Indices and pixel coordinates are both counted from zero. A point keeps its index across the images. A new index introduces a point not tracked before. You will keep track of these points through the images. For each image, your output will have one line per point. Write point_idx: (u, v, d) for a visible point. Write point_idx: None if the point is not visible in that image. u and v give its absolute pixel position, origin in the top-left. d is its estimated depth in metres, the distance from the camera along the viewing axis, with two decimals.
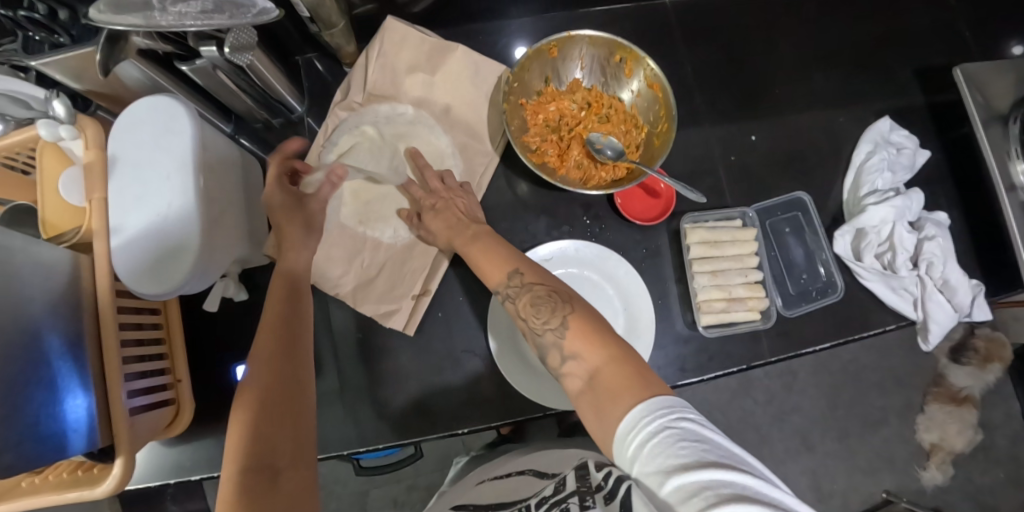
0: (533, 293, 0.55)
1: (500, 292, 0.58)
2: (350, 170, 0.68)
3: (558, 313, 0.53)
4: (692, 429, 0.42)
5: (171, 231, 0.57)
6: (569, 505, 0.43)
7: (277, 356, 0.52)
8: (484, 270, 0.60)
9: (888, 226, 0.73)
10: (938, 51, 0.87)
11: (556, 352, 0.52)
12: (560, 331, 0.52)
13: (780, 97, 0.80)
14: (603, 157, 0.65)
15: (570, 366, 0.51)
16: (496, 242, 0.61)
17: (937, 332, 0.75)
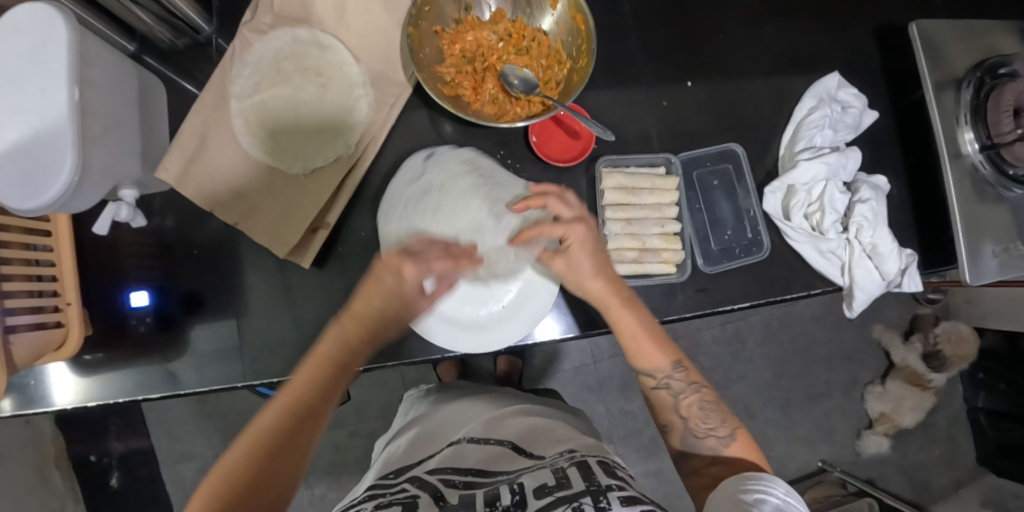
0: (699, 395, 0.61)
1: (659, 380, 0.63)
2: (258, 97, 0.65)
3: (725, 424, 0.60)
4: (794, 505, 0.46)
5: (45, 144, 0.53)
6: (582, 504, 0.42)
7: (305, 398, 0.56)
8: (644, 358, 0.63)
9: (820, 184, 0.71)
10: (899, 6, 0.83)
11: (711, 453, 0.59)
12: (725, 439, 0.58)
13: (723, 47, 0.77)
14: (514, 90, 0.64)
15: (717, 467, 0.57)
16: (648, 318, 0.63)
17: (862, 299, 0.73)
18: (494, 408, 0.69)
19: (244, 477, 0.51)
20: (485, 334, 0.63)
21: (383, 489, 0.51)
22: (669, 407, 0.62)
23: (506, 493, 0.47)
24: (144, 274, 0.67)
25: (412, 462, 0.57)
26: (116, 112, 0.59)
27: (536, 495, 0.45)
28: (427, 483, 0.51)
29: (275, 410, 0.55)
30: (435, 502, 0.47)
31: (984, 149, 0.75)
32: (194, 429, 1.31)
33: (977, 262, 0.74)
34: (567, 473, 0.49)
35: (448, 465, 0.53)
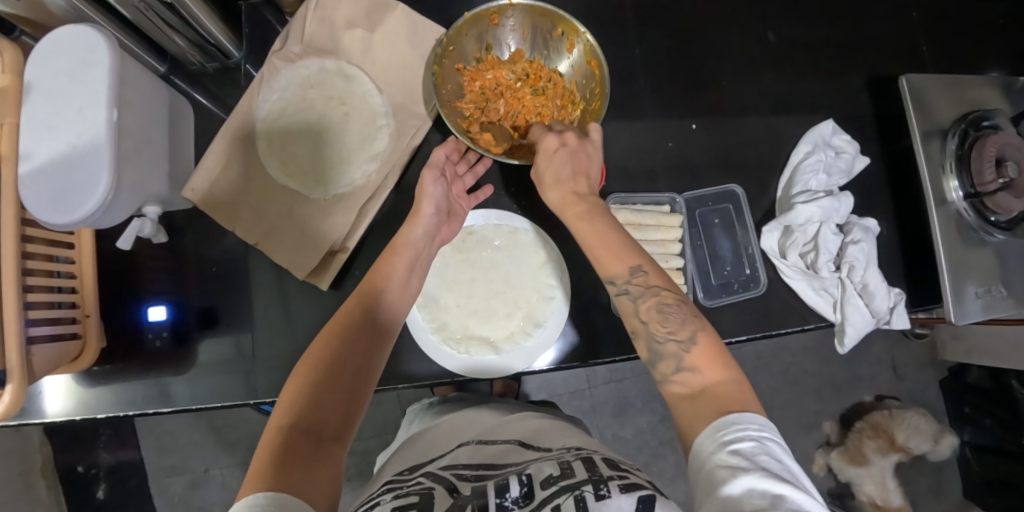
0: (659, 298, 0.55)
1: (619, 285, 0.57)
2: (286, 122, 0.68)
3: (686, 325, 0.53)
4: (772, 448, 0.43)
5: (81, 161, 0.55)
6: (583, 494, 0.45)
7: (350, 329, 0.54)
8: (600, 260, 0.58)
9: (814, 225, 0.75)
10: (889, 59, 0.88)
11: (673, 361, 0.52)
12: (685, 344, 0.52)
13: (725, 90, 0.82)
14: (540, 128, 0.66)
15: (683, 376, 0.51)
16: (607, 225, 0.59)
17: (853, 336, 0.76)
18: (499, 415, 0.71)
19: (307, 407, 0.47)
20: (489, 364, 0.66)
21: (399, 482, 0.52)
22: (630, 312, 0.56)
23: (515, 483, 0.48)
24: (159, 289, 0.69)
25: (424, 460, 0.58)
26: (147, 130, 0.62)
27: (543, 485, 0.47)
28: (441, 477, 0.52)
29: (322, 342, 0.53)
30: (449, 493, 0.48)
31: (968, 197, 0.80)
32: (188, 442, 1.31)
33: (961, 302, 0.78)
34: (571, 465, 0.51)
35: (460, 462, 0.55)
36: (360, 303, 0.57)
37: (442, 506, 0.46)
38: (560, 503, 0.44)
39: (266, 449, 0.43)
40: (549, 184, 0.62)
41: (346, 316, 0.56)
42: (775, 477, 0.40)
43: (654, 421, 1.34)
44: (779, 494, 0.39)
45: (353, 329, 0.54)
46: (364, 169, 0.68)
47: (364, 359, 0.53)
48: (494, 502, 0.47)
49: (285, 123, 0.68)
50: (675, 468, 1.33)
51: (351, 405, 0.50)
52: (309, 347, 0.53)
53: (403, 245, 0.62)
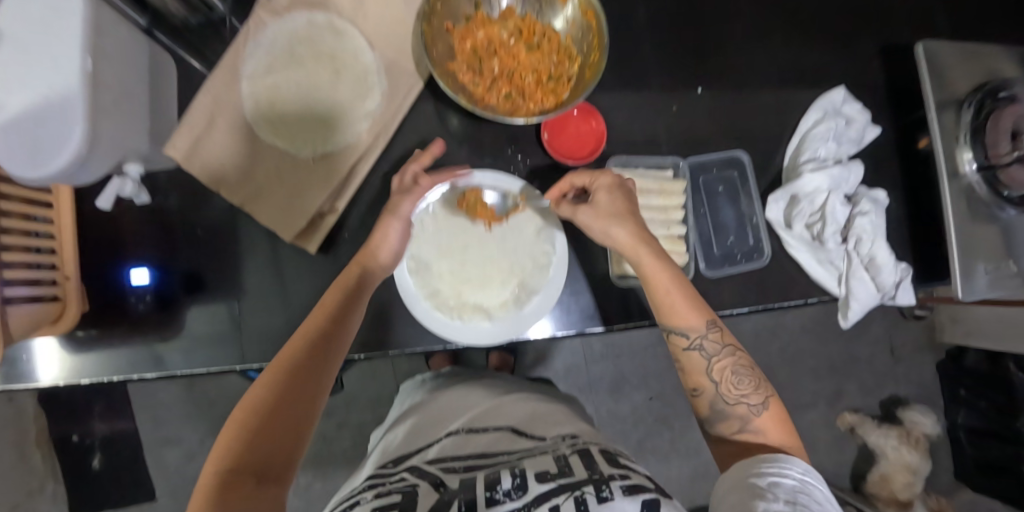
0: (735, 361, 0.59)
1: (689, 340, 0.60)
2: (269, 81, 0.64)
3: (759, 389, 0.58)
4: (808, 488, 0.47)
5: (53, 113, 0.52)
6: (585, 495, 0.44)
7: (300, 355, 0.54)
8: (670, 316, 0.60)
9: (822, 194, 0.72)
10: (906, 25, 0.85)
11: (739, 422, 0.57)
12: (757, 408, 0.57)
13: (734, 54, 0.78)
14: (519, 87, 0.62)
15: (746, 436, 0.56)
16: (676, 281, 0.61)
17: (857, 310, 0.74)
18: (491, 396, 0.69)
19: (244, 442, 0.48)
20: (480, 332, 0.64)
21: (383, 478, 0.52)
22: (700, 369, 0.59)
23: (507, 477, 0.48)
24: (144, 252, 0.66)
25: (411, 450, 0.58)
26: (126, 85, 0.58)
27: (538, 480, 0.46)
28: (426, 472, 0.51)
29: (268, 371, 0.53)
30: (435, 489, 0.48)
31: (981, 170, 0.77)
32: (180, 414, 1.30)
33: (970, 280, 0.76)
34: (569, 461, 0.50)
35: (447, 454, 0.54)
36: (310, 331, 0.56)
37: (427, 504, 0.45)
38: (560, 503, 0.43)
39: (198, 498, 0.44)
40: (619, 227, 0.62)
41: (293, 347, 0.55)
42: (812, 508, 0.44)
43: (649, 398, 1.34)
44: None
45: (298, 364, 0.54)
46: (347, 132, 0.65)
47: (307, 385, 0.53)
48: (483, 496, 0.46)
49: (262, 81, 0.64)
50: (669, 444, 1.33)
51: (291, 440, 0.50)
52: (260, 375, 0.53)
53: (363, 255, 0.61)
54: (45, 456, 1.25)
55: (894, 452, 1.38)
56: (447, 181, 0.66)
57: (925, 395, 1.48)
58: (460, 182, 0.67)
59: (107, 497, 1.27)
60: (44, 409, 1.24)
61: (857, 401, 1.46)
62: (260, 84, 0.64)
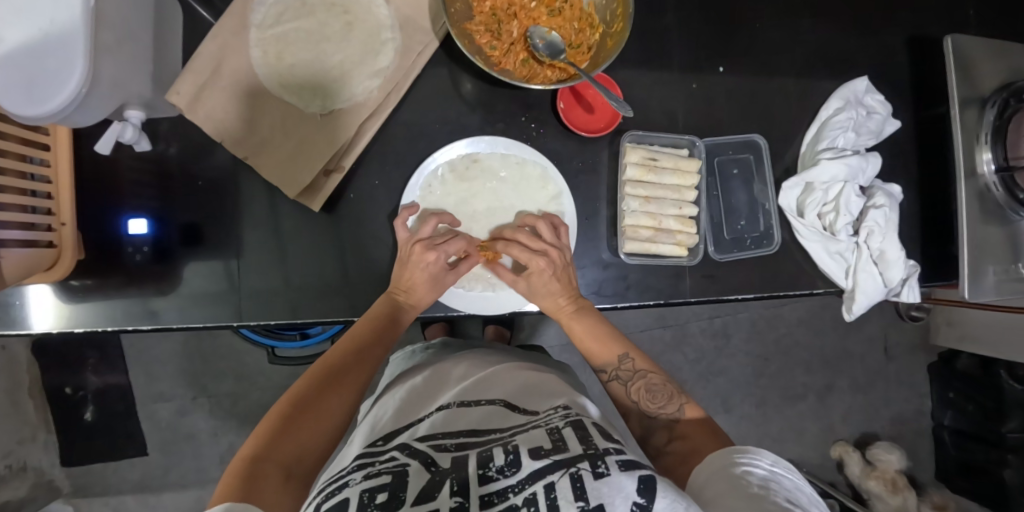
0: (647, 380, 0.61)
1: (608, 371, 0.64)
2: (279, 30, 0.62)
3: (675, 401, 0.59)
4: (781, 476, 0.46)
5: (54, 50, 0.50)
6: (581, 471, 0.43)
7: (328, 373, 0.57)
8: (588, 349, 0.65)
9: (838, 185, 0.70)
10: (939, 15, 0.82)
11: (665, 432, 0.57)
12: (675, 416, 0.58)
13: (759, 34, 0.76)
14: (539, 54, 0.63)
15: (675, 444, 0.55)
16: (595, 321, 0.65)
17: (863, 303, 0.73)
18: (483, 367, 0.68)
19: (270, 438, 0.49)
20: (489, 300, 0.66)
21: (372, 457, 0.50)
22: (622, 396, 0.62)
23: (500, 454, 0.47)
24: (142, 202, 0.65)
25: (399, 425, 0.56)
26: (131, 26, 0.56)
27: (533, 456, 0.46)
28: (417, 450, 0.50)
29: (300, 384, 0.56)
30: (426, 469, 0.47)
31: (999, 172, 0.75)
32: (174, 370, 1.29)
33: (979, 280, 0.75)
34: (563, 435, 0.49)
35: (438, 430, 0.52)
36: (343, 355, 0.59)
37: (417, 486, 0.44)
38: (555, 481, 0.43)
39: (229, 476, 0.45)
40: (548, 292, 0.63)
41: (324, 366, 0.58)
42: (787, 498, 0.43)
43: None
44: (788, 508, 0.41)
45: (327, 379, 0.56)
46: (357, 89, 0.63)
47: (333, 395, 0.55)
48: (477, 474, 0.46)
49: (273, 30, 0.62)
50: None
51: (314, 446, 0.51)
52: (291, 387, 0.56)
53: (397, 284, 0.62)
54: (38, 405, 1.25)
55: (878, 499, 1.35)
56: (458, 143, 0.65)
57: (914, 395, 1.50)
58: (471, 145, 0.66)
59: (98, 448, 1.27)
60: (38, 358, 1.24)
61: (846, 396, 1.48)
62: (271, 34, 0.62)
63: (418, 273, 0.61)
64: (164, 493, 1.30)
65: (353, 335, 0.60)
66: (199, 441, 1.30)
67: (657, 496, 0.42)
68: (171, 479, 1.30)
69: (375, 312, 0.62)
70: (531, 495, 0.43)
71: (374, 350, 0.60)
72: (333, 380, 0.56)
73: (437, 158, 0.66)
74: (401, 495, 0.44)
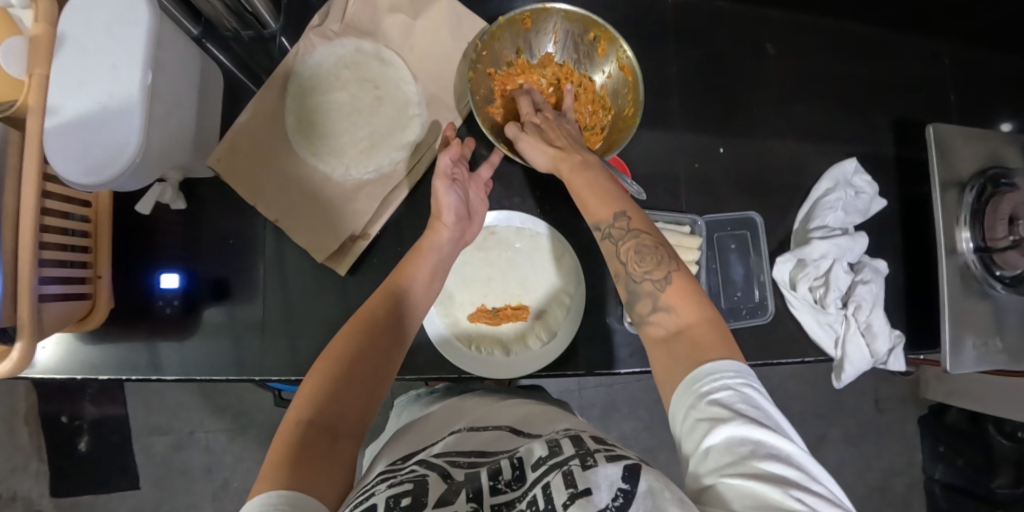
0: (638, 240, 0.56)
1: (601, 228, 0.58)
2: (315, 104, 0.67)
3: (663, 265, 0.54)
4: (748, 387, 0.45)
5: (109, 122, 0.54)
6: (570, 466, 0.45)
7: (373, 322, 0.55)
8: (584, 203, 0.60)
9: (828, 261, 0.75)
10: (921, 103, 0.89)
11: (649, 300, 0.54)
12: (661, 283, 0.54)
13: (757, 116, 0.82)
14: None
15: (659, 316, 0.53)
16: (591, 168, 0.61)
17: (851, 372, 0.77)
18: (489, 403, 0.71)
19: (321, 395, 0.49)
20: (500, 364, 0.67)
21: (393, 471, 0.51)
22: (611, 256, 0.58)
23: (506, 467, 0.49)
24: (175, 256, 0.68)
25: (416, 449, 0.58)
26: (179, 97, 0.60)
27: (533, 465, 0.47)
28: (434, 464, 0.51)
29: (344, 337, 0.54)
30: (444, 479, 0.47)
31: (979, 251, 0.81)
32: (174, 403, 1.30)
33: (961, 351, 0.80)
34: (559, 443, 0.51)
35: (451, 449, 0.55)
36: (384, 306, 0.57)
37: (437, 492, 0.45)
38: (549, 480, 0.44)
39: (283, 441, 0.44)
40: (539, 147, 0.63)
41: (370, 315, 0.56)
42: (756, 428, 0.41)
43: (638, 427, 1.36)
44: (758, 440, 0.41)
45: (373, 329, 0.55)
46: (385, 160, 0.67)
47: (379, 347, 0.54)
48: (488, 484, 0.47)
49: (309, 105, 0.67)
50: None
51: (366, 402, 0.51)
52: (332, 340, 0.54)
53: (427, 249, 0.63)
54: (35, 435, 1.25)
55: None
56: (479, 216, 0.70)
57: (904, 450, 1.53)
58: (491, 219, 0.71)
59: (91, 480, 1.27)
60: (41, 388, 1.25)
61: (837, 449, 1.50)
62: (307, 107, 0.67)
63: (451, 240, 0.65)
64: None
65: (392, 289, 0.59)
66: (194, 476, 1.30)
67: (640, 480, 0.42)
68: None
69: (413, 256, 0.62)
70: (533, 497, 0.43)
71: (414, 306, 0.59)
72: (377, 329, 0.55)
73: None
74: (424, 499, 0.44)
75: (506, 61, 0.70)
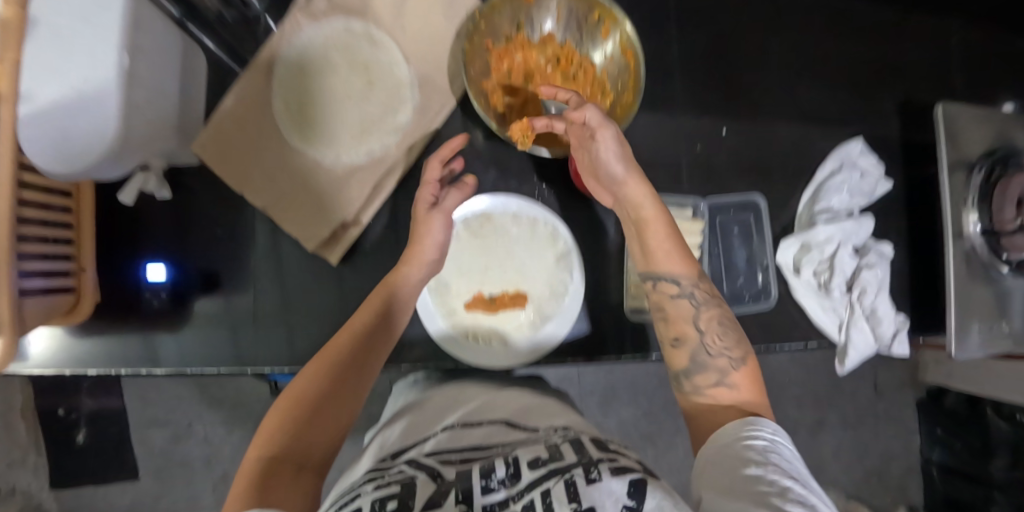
0: (721, 313, 0.61)
1: (677, 283, 0.61)
2: (303, 86, 0.65)
3: (739, 344, 0.60)
4: (783, 446, 0.51)
5: (88, 110, 0.51)
6: (574, 477, 0.45)
7: (331, 364, 0.57)
8: (653, 256, 0.62)
9: (835, 245, 0.75)
10: (929, 82, 0.86)
11: (717, 373, 0.59)
12: (737, 361, 0.59)
13: (760, 97, 0.80)
14: (551, 118, 0.65)
15: (718, 390, 0.58)
16: (670, 227, 0.62)
17: (855, 358, 0.76)
18: (489, 388, 0.71)
19: (279, 437, 0.51)
20: (496, 354, 0.65)
21: (382, 471, 0.52)
22: (687, 317, 0.61)
23: (501, 466, 0.50)
24: (163, 246, 0.66)
25: (407, 444, 0.59)
26: (160, 83, 0.58)
27: (531, 467, 0.48)
28: (423, 464, 0.52)
29: (304, 382, 0.56)
30: (433, 480, 0.49)
31: (986, 234, 0.80)
32: (171, 396, 1.29)
33: (965, 336, 0.78)
34: (560, 448, 0.52)
35: (444, 447, 0.56)
36: (347, 345, 0.58)
37: (425, 493, 0.46)
38: (551, 487, 0.45)
39: (243, 475, 0.46)
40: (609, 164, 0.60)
41: (337, 350, 0.58)
42: (785, 469, 0.47)
43: (637, 413, 1.36)
44: (785, 484, 0.46)
45: (333, 372, 0.57)
46: (377, 146, 0.65)
47: (336, 395, 0.56)
48: (479, 484, 0.47)
49: (297, 87, 0.64)
50: (652, 461, 1.36)
51: (324, 439, 0.53)
52: (294, 380, 0.56)
53: (398, 283, 0.62)
54: (31, 428, 1.25)
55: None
56: (476, 202, 0.68)
57: (902, 433, 1.53)
58: (487, 204, 0.69)
59: (89, 472, 1.26)
60: (35, 381, 1.24)
61: (836, 433, 1.51)
62: (295, 89, 0.64)
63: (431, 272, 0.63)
64: None
65: (355, 328, 0.60)
66: (193, 467, 1.30)
67: (646, 497, 0.43)
68: (163, 506, 1.29)
69: (375, 297, 0.62)
70: (529, 500, 0.44)
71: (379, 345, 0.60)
72: (335, 375, 0.57)
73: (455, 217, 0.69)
74: (411, 501, 0.45)
75: (503, 39, 0.67)
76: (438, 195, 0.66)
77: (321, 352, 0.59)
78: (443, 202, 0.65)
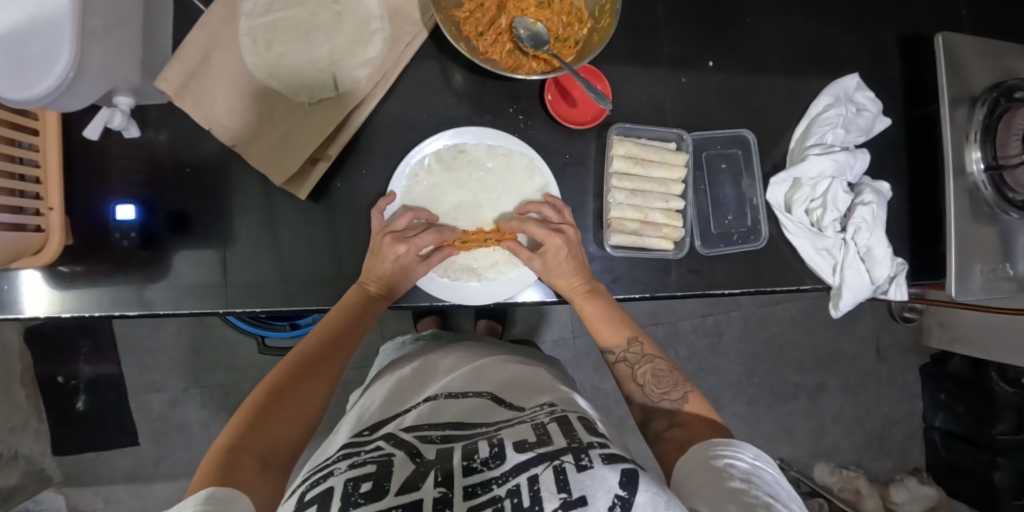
0: (653, 365, 0.62)
1: (616, 354, 0.64)
2: (269, 19, 0.62)
3: (678, 387, 0.59)
4: (762, 469, 0.47)
5: (42, 35, 0.49)
6: (564, 464, 0.43)
7: (304, 360, 0.57)
8: (599, 331, 0.65)
9: (825, 181, 0.71)
10: (932, 12, 0.81)
11: (666, 417, 0.57)
12: (679, 401, 0.58)
13: (750, 29, 0.76)
14: (524, 45, 0.63)
15: (673, 431, 0.55)
16: (607, 303, 0.66)
17: (850, 299, 0.73)
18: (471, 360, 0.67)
19: (250, 424, 0.51)
20: (473, 289, 0.66)
21: (358, 446, 0.49)
22: (627, 378, 0.62)
23: (484, 446, 0.48)
24: (132, 188, 0.65)
25: (387, 415, 0.56)
26: (120, 13, 0.56)
27: (517, 449, 0.46)
28: (402, 441, 0.49)
29: (276, 376, 0.56)
30: (411, 459, 0.46)
31: (988, 170, 0.75)
32: (167, 361, 1.30)
33: (965, 281, 0.75)
34: (548, 429, 0.49)
35: (424, 422, 0.52)
36: (321, 341, 0.59)
37: (397, 477, 0.44)
38: (538, 473, 0.43)
39: (207, 461, 0.46)
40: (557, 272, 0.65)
41: (311, 345, 0.59)
42: (765, 491, 0.43)
43: None
44: (767, 503, 0.42)
45: (307, 365, 0.57)
46: (349, 79, 0.63)
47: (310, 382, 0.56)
48: (461, 465, 0.46)
49: (262, 19, 0.62)
50: None
51: (295, 427, 0.52)
52: (270, 372, 0.56)
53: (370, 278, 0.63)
54: (30, 394, 1.26)
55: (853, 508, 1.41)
56: (445, 135, 0.65)
57: (905, 397, 1.50)
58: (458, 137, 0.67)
59: (90, 437, 1.27)
60: (32, 346, 1.24)
61: (837, 397, 1.49)
62: (261, 21, 0.62)
63: (397, 263, 0.62)
64: (155, 484, 1.30)
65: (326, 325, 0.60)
66: (191, 431, 1.31)
67: (638, 489, 0.42)
68: (163, 469, 1.30)
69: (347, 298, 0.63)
70: (514, 486, 0.43)
71: (352, 339, 0.61)
72: (309, 367, 0.57)
73: (423, 149, 0.66)
74: (385, 483, 0.43)
75: None
76: (387, 213, 0.66)
77: (295, 349, 0.59)
78: (405, 232, 0.64)
